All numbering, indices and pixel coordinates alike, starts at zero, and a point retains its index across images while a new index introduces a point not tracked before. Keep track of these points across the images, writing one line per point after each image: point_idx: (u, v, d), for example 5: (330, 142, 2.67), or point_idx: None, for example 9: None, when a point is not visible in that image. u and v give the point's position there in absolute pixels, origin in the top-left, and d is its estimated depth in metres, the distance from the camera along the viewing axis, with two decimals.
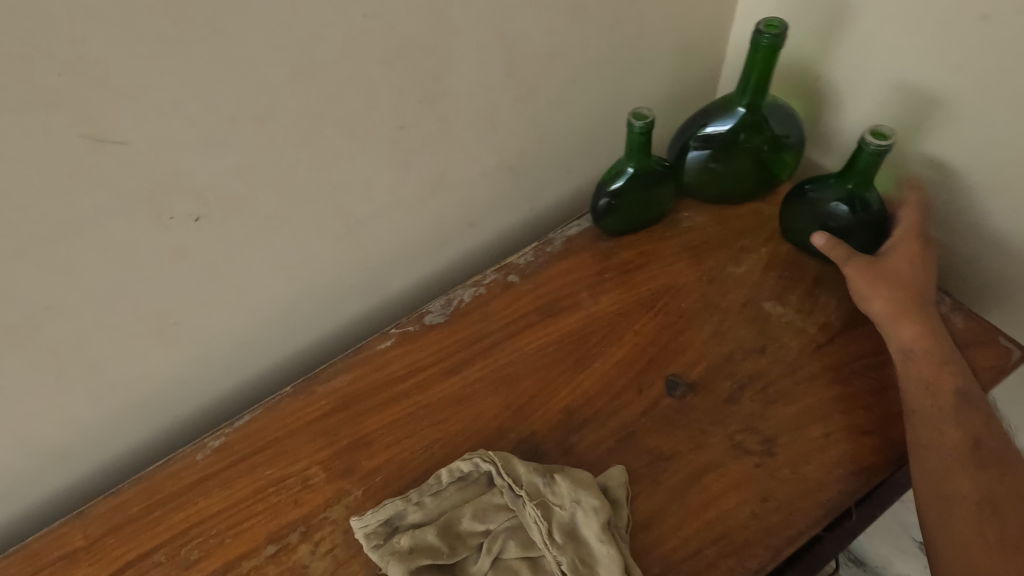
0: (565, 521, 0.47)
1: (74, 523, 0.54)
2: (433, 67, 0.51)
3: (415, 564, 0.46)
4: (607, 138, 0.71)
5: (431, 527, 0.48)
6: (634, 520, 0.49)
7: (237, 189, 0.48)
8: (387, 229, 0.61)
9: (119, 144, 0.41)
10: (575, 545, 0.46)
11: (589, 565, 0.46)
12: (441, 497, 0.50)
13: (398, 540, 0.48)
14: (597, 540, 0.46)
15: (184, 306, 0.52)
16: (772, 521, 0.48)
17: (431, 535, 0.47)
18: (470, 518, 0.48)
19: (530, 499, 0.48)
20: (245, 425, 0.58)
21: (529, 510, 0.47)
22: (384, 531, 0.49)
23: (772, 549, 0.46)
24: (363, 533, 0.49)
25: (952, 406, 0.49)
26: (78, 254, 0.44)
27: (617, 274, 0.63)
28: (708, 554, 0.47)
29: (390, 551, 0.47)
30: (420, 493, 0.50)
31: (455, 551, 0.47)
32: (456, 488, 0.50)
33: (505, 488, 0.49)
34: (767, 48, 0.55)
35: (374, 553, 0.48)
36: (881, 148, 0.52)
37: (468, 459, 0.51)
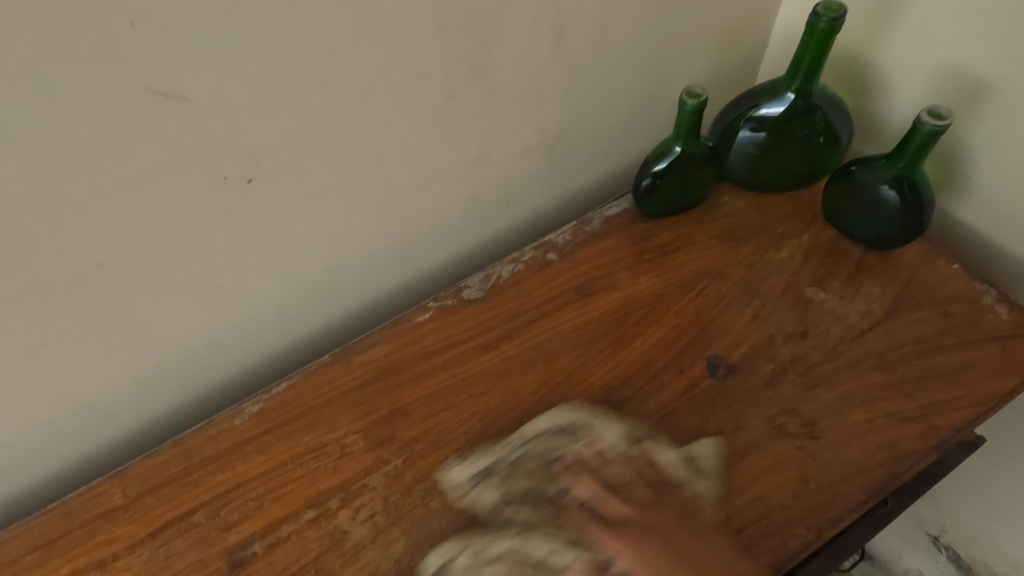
0: (642, 483, 0.49)
1: (112, 482, 0.54)
2: (486, 37, 0.51)
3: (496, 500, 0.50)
4: (645, 120, 0.70)
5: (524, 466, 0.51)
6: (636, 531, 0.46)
7: (290, 154, 0.48)
8: (427, 201, 0.60)
9: (180, 100, 0.40)
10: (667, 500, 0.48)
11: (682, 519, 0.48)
12: (533, 440, 0.52)
13: (491, 468, 0.51)
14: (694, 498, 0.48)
15: (227, 270, 0.52)
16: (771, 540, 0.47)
17: (518, 481, 0.50)
18: (552, 479, 0.50)
19: (613, 457, 0.50)
20: (282, 392, 0.58)
21: (605, 474, 0.50)
22: (481, 475, 0.51)
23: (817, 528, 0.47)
24: (455, 477, 0.52)
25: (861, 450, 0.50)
26: (134, 211, 0.44)
27: (656, 256, 0.63)
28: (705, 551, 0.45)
29: (482, 475, 0.51)
30: (556, 448, 0.52)
31: (534, 504, 0.49)
32: (546, 435, 0.52)
33: (585, 451, 0.51)
34: (825, 30, 0.53)
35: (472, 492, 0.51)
36: (938, 128, 0.50)
37: (568, 424, 0.53)
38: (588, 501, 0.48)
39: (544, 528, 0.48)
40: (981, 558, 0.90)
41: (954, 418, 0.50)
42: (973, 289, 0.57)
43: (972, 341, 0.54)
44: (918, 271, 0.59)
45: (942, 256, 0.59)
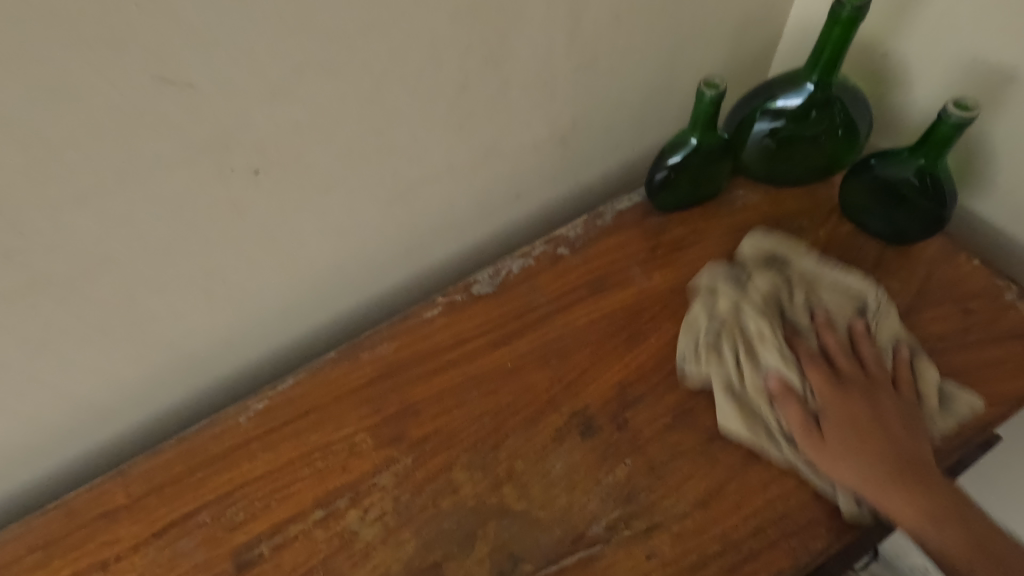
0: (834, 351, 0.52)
1: (114, 482, 0.53)
2: (501, 25, 0.49)
3: (733, 292, 0.55)
4: (658, 112, 0.69)
5: (787, 285, 0.55)
6: (852, 385, 0.49)
7: (299, 145, 0.46)
8: (437, 194, 0.59)
9: (187, 88, 0.39)
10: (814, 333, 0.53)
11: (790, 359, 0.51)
12: (819, 276, 0.56)
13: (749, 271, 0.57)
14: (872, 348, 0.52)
15: (233, 264, 0.51)
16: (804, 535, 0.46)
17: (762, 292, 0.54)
18: (810, 293, 0.55)
19: (869, 345, 0.52)
20: (288, 389, 0.57)
21: (858, 343, 0.52)
22: (761, 264, 0.58)
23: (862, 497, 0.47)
24: (750, 241, 0.59)
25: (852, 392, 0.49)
26: (138, 203, 0.42)
27: (670, 251, 0.62)
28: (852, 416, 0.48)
29: (766, 267, 0.57)
30: (806, 266, 0.56)
31: (769, 299, 0.54)
32: (831, 284, 0.55)
33: (845, 320, 0.53)
34: (848, 19, 0.52)
35: (715, 279, 0.57)
36: (964, 120, 0.49)
37: (865, 283, 0.55)
38: (826, 348, 0.52)
39: (775, 339, 0.52)
40: None
41: (977, 417, 0.50)
42: (993, 286, 0.56)
43: (993, 339, 0.53)
44: (938, 267, 0.58)
45: (962, 251, 0.58)
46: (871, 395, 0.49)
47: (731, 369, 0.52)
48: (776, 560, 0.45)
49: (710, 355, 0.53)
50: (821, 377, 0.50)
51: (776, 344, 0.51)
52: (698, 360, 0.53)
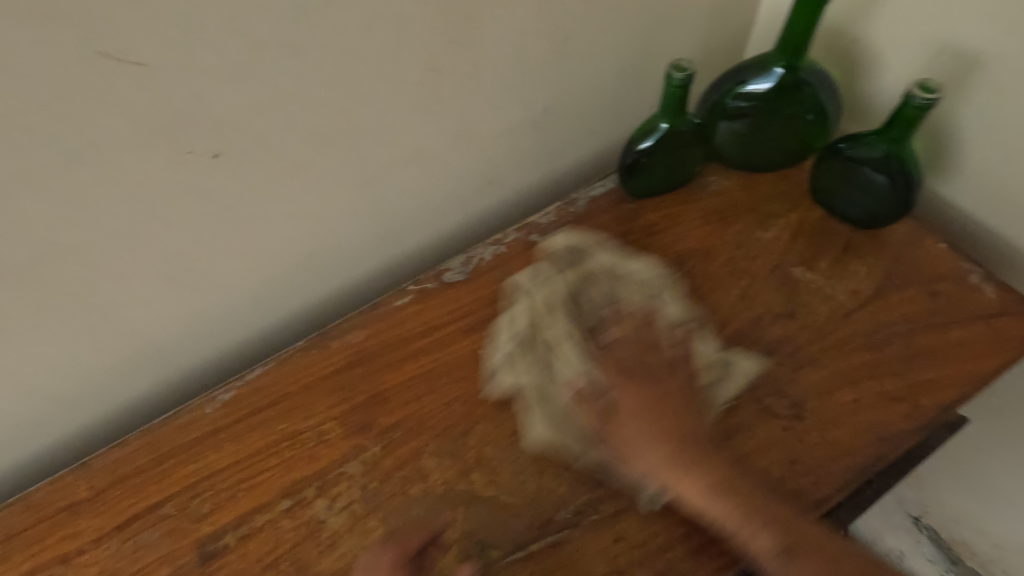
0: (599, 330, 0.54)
1: (77, 474, 0.52)
2: (467, 5, 0.48)
3: (532, 288, 0.57)
4: (632, 98, 0.69)
5: (581, 278, 0.57)
6: (625, 364, 0.50)
7: (260, 127, 0.45)
8: (406, 180, 0.58)
9: (137, 66, 0.38)
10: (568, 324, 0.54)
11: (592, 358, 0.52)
12: (624, 274, 0.57)
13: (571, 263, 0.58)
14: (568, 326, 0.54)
15: (197, 251, 0.50)
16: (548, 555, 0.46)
17: (551, 296, 0.56)
18: (612, 284, 0.56)
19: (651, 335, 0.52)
20: (256, 379, 0.56)
21: (646, 333, 0.52)
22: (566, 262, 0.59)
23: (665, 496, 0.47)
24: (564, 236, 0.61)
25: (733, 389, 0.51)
26: (91, 187, 0.41)
27: (643, 237, 0.62)
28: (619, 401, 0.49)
29: (569, 260, 0.59)
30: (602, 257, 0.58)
31: (552, 302, 0.55)
32: (621, 273, 0.57)
33: (640, 308, 0.54)
34: (814, 1, 0.53)
35: (535, 279, 0.58)
36: (928, 102, 0.49)
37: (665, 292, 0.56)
38: (622, 339, 0.52)
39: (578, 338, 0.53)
40: (962, 536, 0.91)
41: (941, 397, 0.50)
42: (960, 268, 0.56)
43: (958, 320, 0.53)
44: (906, 250, 0.58)
45: (929, 235, 0.59)
46: (654, 375, 0.50)
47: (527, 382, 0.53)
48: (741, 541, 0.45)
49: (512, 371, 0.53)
50: (616, 367, 0.51)
51: (576, 351, 0.52)
52: (509, 357, 0.54)
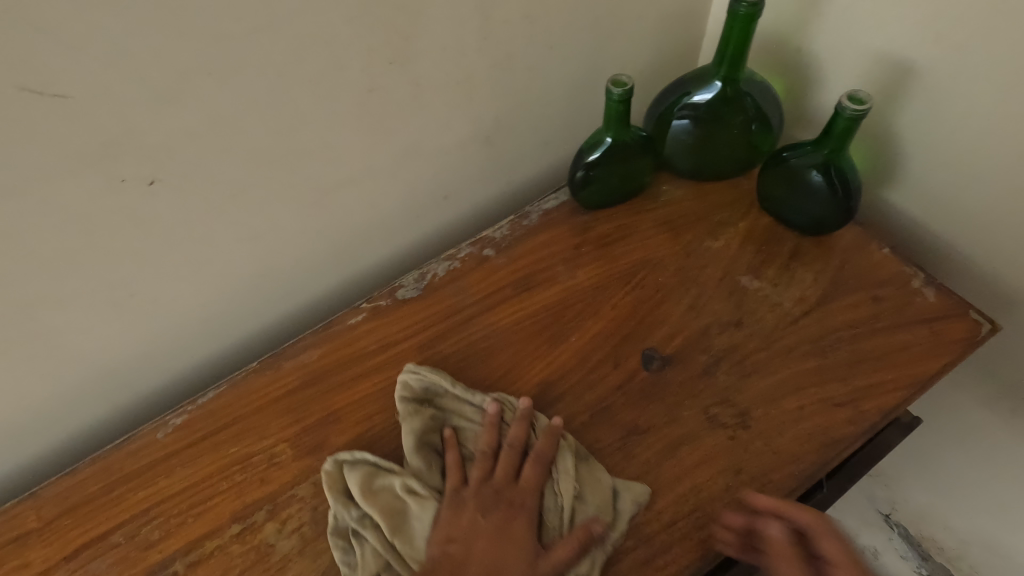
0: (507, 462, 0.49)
1: (27, 505, 0.52)
2: (404, 26, 0.49)
3: (414, 430, 0.50)
4: (584, 110, 0.69)
5: (414, 426, 0.50)
6: (484, 501, 0.47)
7: (195, 153, 0.45)
8: (356, 199, 0.58)
9: (61, 98, 0.38)
10: (403, 530, 0.46)
11: (403, 519, 0.47)
12: (432, 421, 0.51)
13: (415, 412, 0.51)
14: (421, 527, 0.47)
15: (140, 277, 0.50)
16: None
17: (414, 461, 0.49)
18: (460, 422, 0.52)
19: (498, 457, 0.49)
20: (209, 402, 0.56)
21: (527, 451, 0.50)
22: (419, 404, 0.52)
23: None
24: (404, 379, 0.53)
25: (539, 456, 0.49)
26: (21, 218, 0.41)
27: (595, 248, 0.62)
28: (481, 531, 0.46)
29: (417, 412, 0.51)
30: (458, 399, 0.53)
31: (417, 464, 0.49)
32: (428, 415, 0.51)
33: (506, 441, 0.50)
34: (745, 17, 0.53)
35: (401, 408, 0.52)
36: (858, 113, 0.50)
37: (495, 397, 0.52)
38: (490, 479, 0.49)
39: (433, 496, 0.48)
40: None
41: (883, 402, 0.51)
42: (903, 272, 0.57)
43: (901, 324, 0.54)
44: (851, 256, 0.59)
45: (874, 240, 0.60)
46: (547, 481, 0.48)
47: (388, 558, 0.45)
48: (686, 553, 0.46)
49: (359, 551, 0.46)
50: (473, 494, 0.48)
51: (434, 504, 0.47)
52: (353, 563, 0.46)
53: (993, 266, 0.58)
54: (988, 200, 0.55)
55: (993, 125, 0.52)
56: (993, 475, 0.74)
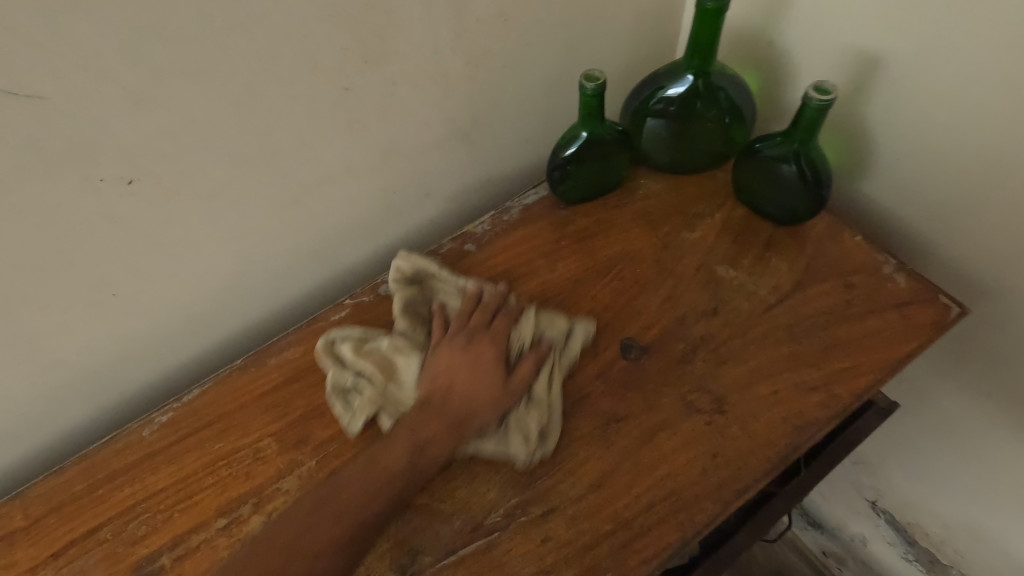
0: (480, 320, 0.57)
1: (13, 504, 0.52)
2: (377, 26, 0.49)
3: (404, 302, 0.57)
4: (563, 106, 0.70)
5: (403, 296, 0.58)
6: (460, 343, 0.55)
7: (173, 152, 0.46)
8: (337, 197, 0.59)
9: (37, 100, 0.39)
10: (398, 375, 0.54)
11: (395, 368, 0.55)
12: (418, 294, 0.59)
13: (405, 288, 0.58)
14: (410, 373, 0.54)
15: (121, 276, 0.50)
16: (453, 486, 0.50)
17: (401, 323, 0.56)
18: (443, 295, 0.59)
19: (473, 316, 0.57)
20: (194, 400, 0.56)
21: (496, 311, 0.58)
22: (410, 285, 0.59)
23: (539, 387, 0.53)
24: (398, 264, 0.59)
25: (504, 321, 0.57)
26: (0, 218, 0.42)
27: (574, 241, 0.63)
28: (456, 360, 0.54)
29: (407, 287, 0.58)
30: (441, 280, 0.60)
31: (405, 325, 0.56)
32: (414, 289, 0.59)
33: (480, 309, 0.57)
34: (713, 11, 0.54)
35: (394, 288, 0.58)
36: (825, 104, 0.51)
37: (475, 280, 0.60)
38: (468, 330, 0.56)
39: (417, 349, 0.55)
40: (915, 520, 0.92)
41: (855, 385, 0.52)
42: (875, 259, 0.58)
43: (873, 310, 0.55)
44: (825, 245, 0.60)
45: (847, 228, 0.61)
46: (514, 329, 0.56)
47: (379, 400, 0.53)
48: (664, 535, 0.47)
49: (354, 398, 0.54)
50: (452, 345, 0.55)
51: (419, 356, 0.55)
52: (353, 409, 0.53)
53: (963, 252, 0.59)
54: (955, 187, 0.57)
55: (957, 113, 0.53)
56: (971, 459, 0.75)
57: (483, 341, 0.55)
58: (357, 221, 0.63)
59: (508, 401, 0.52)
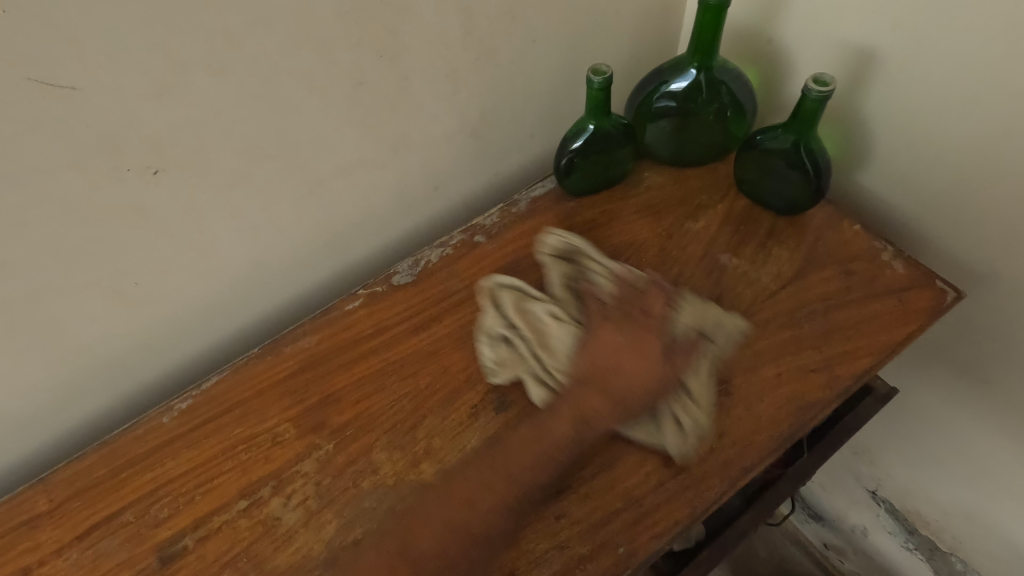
0: (624, 306, 0.54)
1: (36, 489, 0.53)
2: (391, 21, 0.51)
3: (558, 278, 0.59)
4: (567, 102, 0.72)
5: (557, 269, 0.60)
6: (616, 327, 0.52)
7: (195, 143, 0.48)
8: (350, 189, 0.61)
9: (69, 90, 0.40)
10: (546, 342, 0.55)
11: (542, 335, 0.56)
12: (559, 269, 0.60)
13: (563, 265, 0.60)
14: (563, 340, 0.55)
15: (144, 265, 0.52)
16: (606, 472, 0.50)
17: (561, 295, 0.58)
18: (587, 271, 0.60)
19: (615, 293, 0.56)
20: (212, 387, 0.58)
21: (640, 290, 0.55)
22: (565, 262, 0.61)
23: (693, 382, 0.52)
24: (547, 241, 0.62)
25: (641, 308, 0.54)
26: (32, 206, 0.43)
27: (581, 232, 0.65)
28: (618, 344, 0.51)
29: (565, 263, 0.60)
30: (599, 264, 0.60)
31: (563, 296, 0.58)
32: (559, 262, 0.61)
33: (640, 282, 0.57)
34: (715, 7, 0.56)
35: (546, 260, 0.61)
36: (823, 95, 0.53)
37: (622, 265, 0.60)
38: (609, 309, 0.55)
39: (568, 320, 0.56)
40: (914, 508, 0.93)
41: (855, 366, 0.54)
42: (873, 247, 0.60)
43: (872, 295, 0.57)
44: (824, 234, 0.62)
45: (845, 218, 0.63)
46: (664, 319, 0.53)
47: (530, 360, 0.55)
48: (674, 512, 0.48)
49: (509, 355, 0.56)
50: (609, 327, 0.53)
51: (571, 327, 0.56)
52: (501, 360, 0.56)
53: (957, 238, 0.61)
54: (951, 175, 0.58)
55: (950, 103, 0.55)
56: (968, 446, 0.77)
57: (641, 329, 0.52)
58: (369, 215, 0.65)
59: (665, 390, 0.50)
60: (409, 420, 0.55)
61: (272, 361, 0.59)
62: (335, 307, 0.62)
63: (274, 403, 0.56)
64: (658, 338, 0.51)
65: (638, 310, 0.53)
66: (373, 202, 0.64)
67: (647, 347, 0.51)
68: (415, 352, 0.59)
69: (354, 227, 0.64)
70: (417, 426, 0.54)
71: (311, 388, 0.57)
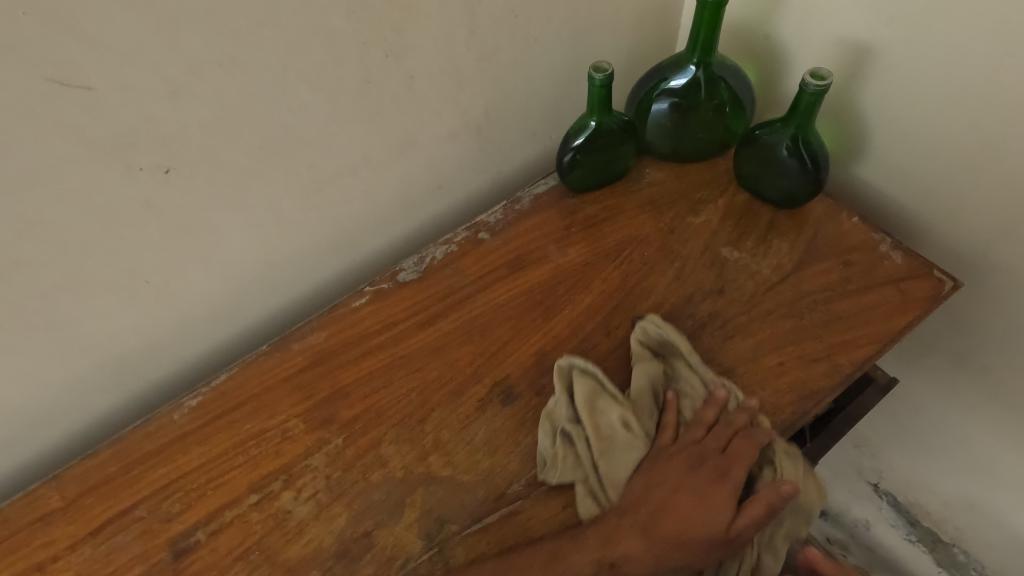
0: (711, 449, 0.49)
1: (49, 486, 0.54)
2: (397, 21, 0.52)
3: (645, 382, 0.53)
4: (568, 101, 0.73)
5: (648, 369, 0.54)
6: (689, 459, 0.49)
7: (206, 142, 0.48)
8: (357, 187, 0.62)
9: (85, 90, 0.41)
10: (608, 457, 0.50)
11: (607, 447, 0.51)
12: (647, 371, 0.54)
13: (651, 365, 0.54)
14: (626, 466, 0.50)
15: (155, 263, 0.53)
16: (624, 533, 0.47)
17: (639, 399, 0.53)
18: (685, 383, 0.54)
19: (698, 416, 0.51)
20: (222, 384, 0.59)
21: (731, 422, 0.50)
22: (653, 355, 0.56)
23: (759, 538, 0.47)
24: (642, 328, 0.56)
25: (727, 452, 0.49)
26: (47, 204, 0.44)
27: (584, 228, 0.66)
28: (687, 484, 0.48)
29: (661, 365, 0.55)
30: (689, 366, 0.55)
31: (641, 404, 0.53)
32: (648, 359, 0.55)
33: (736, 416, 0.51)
34: (713, 4, 0.58)
35: (635, 349, 0.55)
36: (821, 89, 0.54)
37: (722, 381, 0.53)
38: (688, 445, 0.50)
39: (642, 441, 0.51)
40: (916, 500, 0.94)
41: (856, 355, 0.54)
42: (871, 239, 0.61)
43: (870, 286, 0.58)
44: (823, 226, 0.63)
45: (844, 210, 0.64)
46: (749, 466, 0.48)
47: (588, 469, 0.50)
48: None
49: (565, 454, 0.51)
50: (683, 468, 0.49)
51: (642, 447, 0.51)
52: (553, 456, 0.51)
53: (954, 229, 0.62)
54: (947, 167, 0.59)
55: (945, 96, 0.56)
56: (969, 436, 0.78)
57: (712, 475, 0.48)
58: (375, 213, 0.65)
59: (725, 546, 0.46)
60: (418, 413, 0.55)
61: (281, 356, 0.60)
62: (343, 303, 0.63)
63: (284, 398, 0.57)
64: (729, 487, 0.47)
65: (718, 459, 0.49)
66: (379, 200, 0.65)
67: (713, 498, 0.47)
68: (423, 347, 0.59)
69: (360, 226, 0.65)
70: (425, 419, 0.55)
71: (321, 382, 0.58)
